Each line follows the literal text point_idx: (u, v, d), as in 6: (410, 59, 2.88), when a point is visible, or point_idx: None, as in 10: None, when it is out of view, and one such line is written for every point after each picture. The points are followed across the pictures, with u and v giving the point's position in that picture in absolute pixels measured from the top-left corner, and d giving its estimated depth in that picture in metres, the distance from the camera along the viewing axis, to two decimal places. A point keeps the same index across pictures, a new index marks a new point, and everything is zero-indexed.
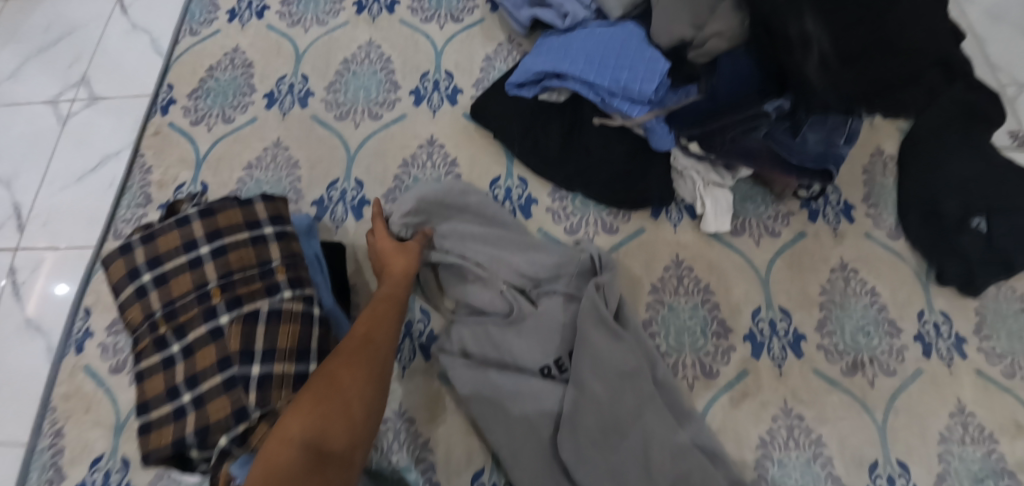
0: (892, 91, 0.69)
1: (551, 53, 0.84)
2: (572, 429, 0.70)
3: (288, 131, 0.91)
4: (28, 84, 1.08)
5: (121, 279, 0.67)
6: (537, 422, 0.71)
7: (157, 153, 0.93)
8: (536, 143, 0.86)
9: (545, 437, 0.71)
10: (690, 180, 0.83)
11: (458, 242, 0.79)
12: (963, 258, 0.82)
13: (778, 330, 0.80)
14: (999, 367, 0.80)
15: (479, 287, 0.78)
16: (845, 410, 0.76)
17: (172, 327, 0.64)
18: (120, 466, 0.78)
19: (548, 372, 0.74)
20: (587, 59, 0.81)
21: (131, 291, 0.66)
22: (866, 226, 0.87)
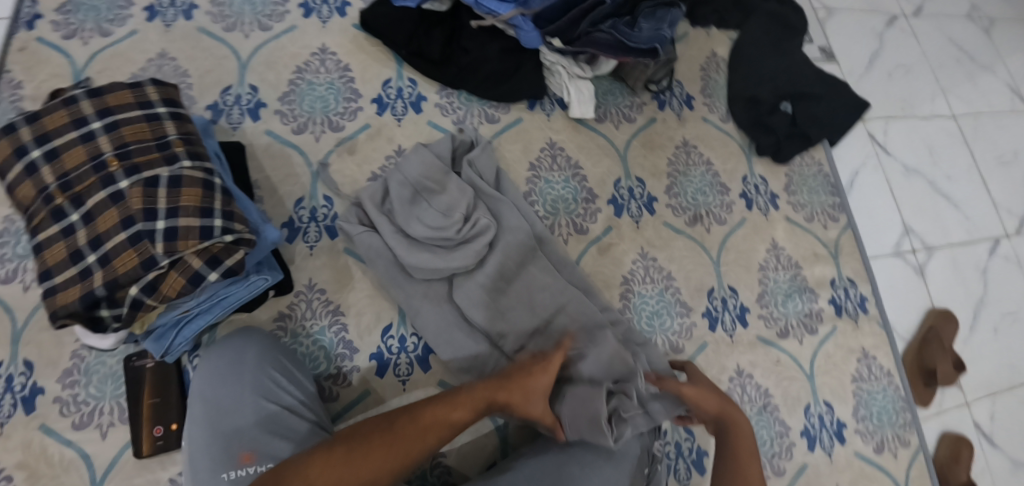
0: None
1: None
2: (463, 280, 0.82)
3: (174, 41, 0.93)
4: None
5: (4, 159, 0.68)
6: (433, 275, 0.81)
7: (26, 68, 0.89)
8: (422, 47, 0.95)
9: (442, 289, 0.82)
10: (558, 75, 0.96)
11: (407, 161, 0.86)
12: (774, 132, 1.04)
13: (635, 195, 0.95)
14: (802, 213, 1.01)
15: (399, 185, 0.85)
16: (689, 252, 0.94)
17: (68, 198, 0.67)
18: (24, 369, 0.78)
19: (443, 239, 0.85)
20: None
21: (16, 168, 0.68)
22: (702, 112, 1.04)
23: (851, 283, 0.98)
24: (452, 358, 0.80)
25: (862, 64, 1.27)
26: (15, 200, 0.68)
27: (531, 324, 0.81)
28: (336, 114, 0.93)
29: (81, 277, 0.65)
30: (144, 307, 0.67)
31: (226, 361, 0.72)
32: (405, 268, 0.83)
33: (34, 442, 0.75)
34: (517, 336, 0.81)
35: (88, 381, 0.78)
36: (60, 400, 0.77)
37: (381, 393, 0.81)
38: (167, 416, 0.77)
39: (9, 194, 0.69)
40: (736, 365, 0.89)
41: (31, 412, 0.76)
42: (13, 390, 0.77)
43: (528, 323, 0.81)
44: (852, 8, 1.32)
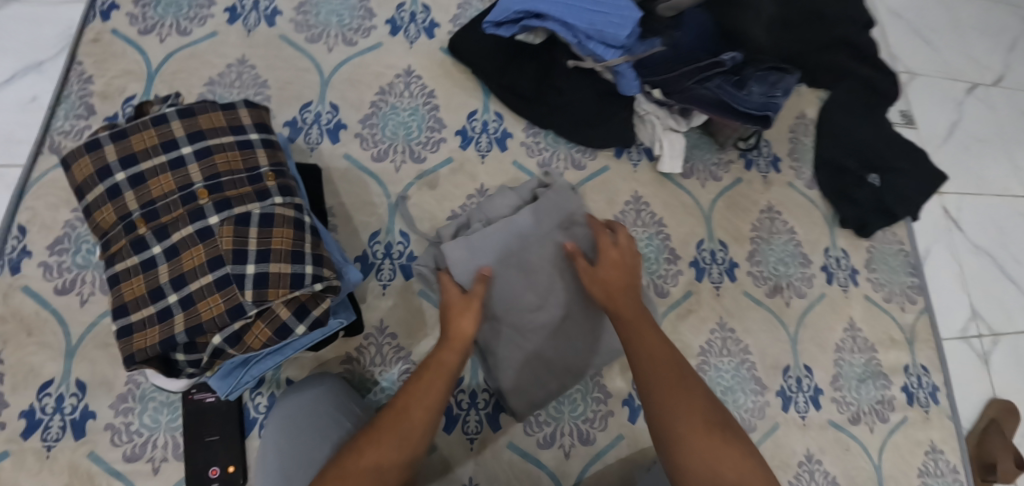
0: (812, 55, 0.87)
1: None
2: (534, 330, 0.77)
3: (254, 48, 0.88)
4: None
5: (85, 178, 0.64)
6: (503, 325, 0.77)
7: (100, 62, 0.84)
8: (513, 83, 0.89)
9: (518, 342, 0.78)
10: (650, 124, 0.92)
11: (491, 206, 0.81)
12: (859, 205, 0.98)
13: (717, 259, 0.92)
14: (880, 292, 0.98)
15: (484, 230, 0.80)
16: (767, 325, 0.91)
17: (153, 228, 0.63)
18: (76, 390, 0.72)
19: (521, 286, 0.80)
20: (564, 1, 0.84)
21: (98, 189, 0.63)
22: (788, 177, 1.00)
23: (924, 371, 0.96)
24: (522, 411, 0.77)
25: (940, 135, 1.22)
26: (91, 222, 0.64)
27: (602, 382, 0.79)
28: (418, 143, 0.87)
29: (161, 317, 0.61)
30: (224, 355, 0.63)
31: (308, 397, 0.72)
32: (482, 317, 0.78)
33: (81, 470, 0.70)
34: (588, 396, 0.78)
35: (143, 410, 0.73)
36: (111, 427, 0.72)
37: (448, 450, 0.78)
38: (224, 456, 0.72)
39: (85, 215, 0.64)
40: (805, 450, 0.87)
41: (80, 438, 0.71)
42: (63, 411, 0.71)
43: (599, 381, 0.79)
44: (933, 72, 1.27)
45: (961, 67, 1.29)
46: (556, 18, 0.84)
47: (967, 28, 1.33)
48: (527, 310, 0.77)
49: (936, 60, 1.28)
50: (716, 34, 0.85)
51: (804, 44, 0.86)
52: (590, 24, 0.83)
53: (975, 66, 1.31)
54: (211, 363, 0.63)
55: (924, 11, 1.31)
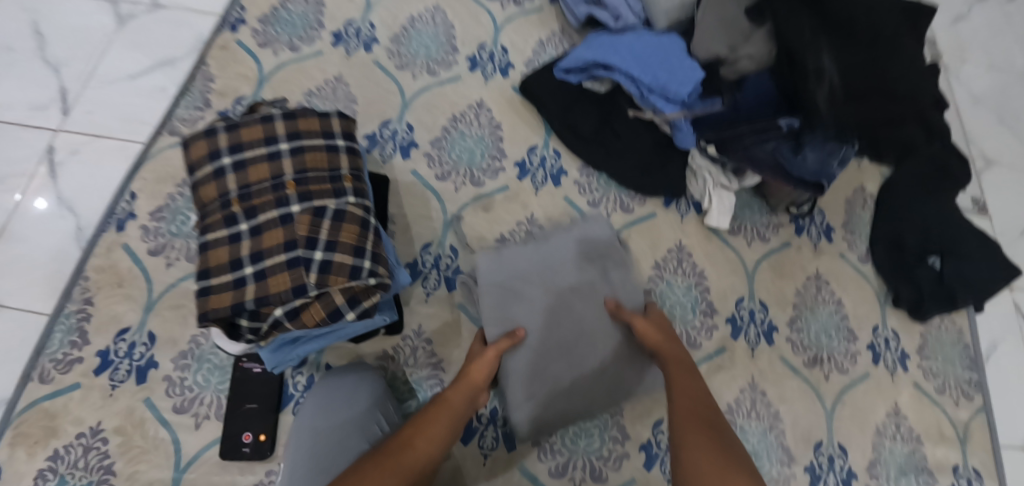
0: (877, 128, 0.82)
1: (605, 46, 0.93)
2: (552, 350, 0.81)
3: (349, 69, 0.99)
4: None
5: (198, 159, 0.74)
6: (528, 351, 0.80)
7: (222, 65, 0.98)
8: (576, 125, 0.95)
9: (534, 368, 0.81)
10: (702, 179, 0.94)
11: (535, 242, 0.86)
12: (919, 286, 0.96)
13: (755, 320, 0.91)
14: (933, 382, 0.94)
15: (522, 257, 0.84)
16: (802, 394, 0.88)
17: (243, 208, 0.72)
18: (146, 340, 0.79)
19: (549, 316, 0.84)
20: (634, 56, 0.91)
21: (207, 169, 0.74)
22: (841, 248, 0.99)
23: (976, 475, 0.91)
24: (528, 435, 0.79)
25: (1015, 228, 1.17)
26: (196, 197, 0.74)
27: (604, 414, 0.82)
28: (479, 169, 0.94)
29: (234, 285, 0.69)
30: (281, 327, 0.70)
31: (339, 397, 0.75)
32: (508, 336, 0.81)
33: (135, 414, 0.76)
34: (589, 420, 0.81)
35: (198, 368, 0.79)
36: (168, 380, 0.78)
37: (461, 460, 0.80)
38: (258, 425, 0.76)
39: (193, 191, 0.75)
40: None
41: (141, 383, 0.77)
42: (131, 358, 0.78)
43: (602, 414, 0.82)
44: (1015, 162, 1.22)
45: None
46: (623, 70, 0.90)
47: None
48: (544, 339, 0.81)
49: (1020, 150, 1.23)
50: (776, 99, 0.88)
51: (870, 116, 0.81)
52: (656, 78, 0.88)
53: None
54: (268, 333, 0.70)
55: (1010, 99, 1.27)
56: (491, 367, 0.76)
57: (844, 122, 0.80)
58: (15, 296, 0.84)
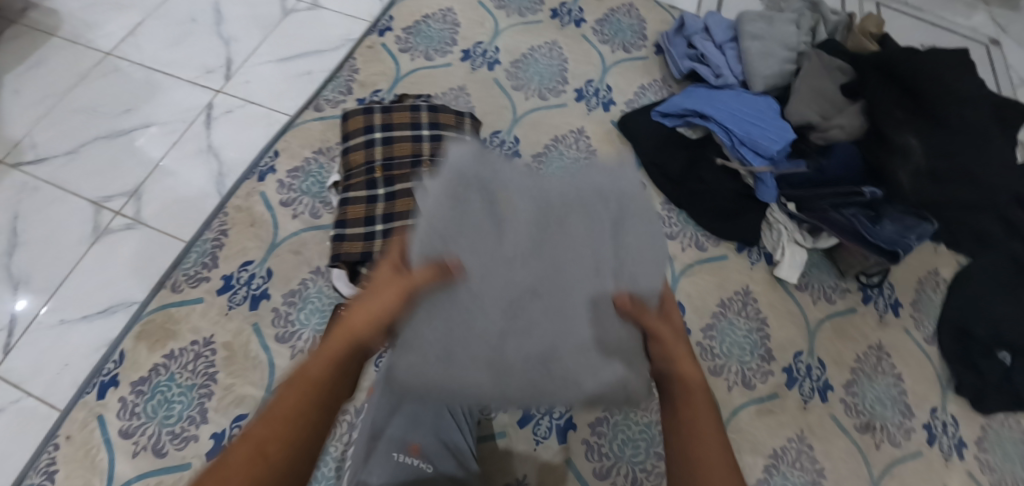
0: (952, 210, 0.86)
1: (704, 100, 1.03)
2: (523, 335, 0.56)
3: (472, 82, 1.12)
4: None
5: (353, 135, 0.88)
6: (437, 310, 0.56)
7: (366, 61, 1.13)
8: (666, 163, 1.04)
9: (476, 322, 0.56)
10: (776, 232, 0.99)
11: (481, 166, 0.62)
12: (983, 375, 0.96)
13: (812, 374, 0.93)
14: (987, 477, 0.93)
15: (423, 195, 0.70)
16: (849, 456, 0.89)
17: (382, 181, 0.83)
18: (264, 274, 0.90)
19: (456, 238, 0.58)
20: (730, 112, 1.00)
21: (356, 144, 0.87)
22: (907, 324, 1.00)
23: None
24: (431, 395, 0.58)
25: None
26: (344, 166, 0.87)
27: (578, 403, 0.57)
28: None
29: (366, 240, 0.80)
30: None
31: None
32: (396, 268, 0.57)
33: (242, 335, 0.86)
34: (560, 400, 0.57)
35: (302, 307, 0.89)
36: (275, 311, 0.88)
37: (513, 441, 0.85)
38: None
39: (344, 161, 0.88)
40: None
41: (253, 309, 0.88)
42: (250, 286, 0.89)
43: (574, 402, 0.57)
44: None
45: None
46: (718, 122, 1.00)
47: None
48: (511, 307, 0.56)
49: None
50: (862, 168, 0.93)
51: (946, 200, 0.86)
52: (747, 133, 0.97)
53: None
54: None
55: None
56: (388, 307, 0.55)
57: (921, 197, 0.87)
58: (169, 222, 1.03)
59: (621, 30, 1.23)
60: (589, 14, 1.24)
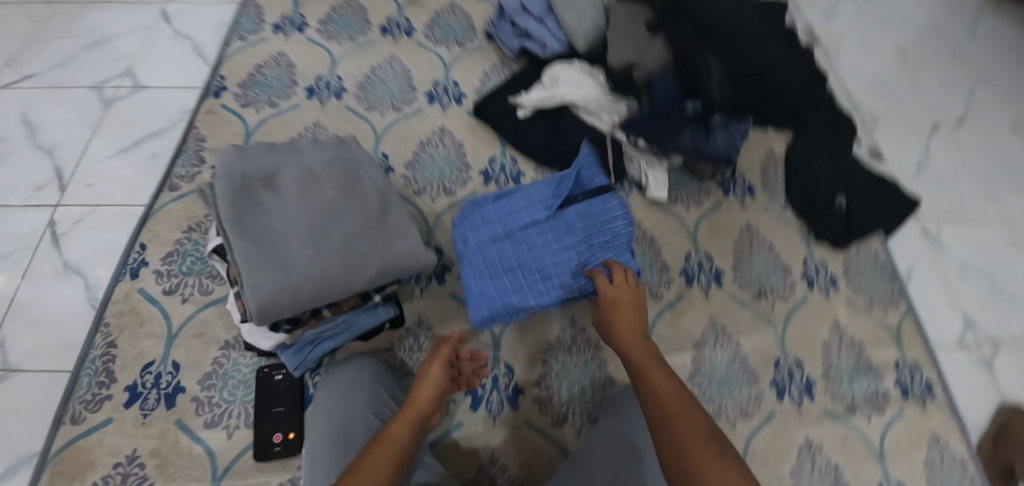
0: (758, 102, 1.04)
1: (489, 220, 0.95)
2: (359, 264, 0.78)
3: (325, 116, 1.14)
4: (73, 72, 1.23)
5: (256, 169, 0.80)
6: (269, 208, 0.78)
7: (210, 127, 1.11)
8: (525, 134, 1.12)
9: (302, 230, 0.77)
10: (637, 163, 1.13)
11: (287, 145, 0.87)
12: (830, 224, 1.13)
13: (704, 268, 1.07)
14: (863, 297, 1.09)
15: (261, 152, 0.83)
16: (755, 323, 1.03)
17: (306, 217, 0.78)
18: (171, 369, 0.90)
19: (269, 179, 0.80)
20: (535, 251, 0.93)
21: (260, 175, 0.80)
22: (764, 201, 1.16)
23: (916, 368, 1.04)
24: (281, 274, 0.73)
25: (910, 169, 1.33)
26: (240, 187, 0.77)
27: (340, 272, 0.76)
28: (450, 181, 1.09)
29: (283, 267, 0.74)
30: (319, 315, 0.81)
31: (274, 283, 0.73)
32: (241, 196, 0.76)
33: (169, 434, 0.86)
34: (370, 268, 0.78)
35: (224, 385, 0.89)
36: (196, 400, 0.88)
37: (473, 425, 0.90)
38: (286, 425, 0.87)
39: (233, 183, 0.76)
40: (804, 437, 0.96)
41: (171, 407, 0.88)
42: (160, 386, 0.89)
43: (338, 271, 0.76)
44: (895, 118, 1.40)
45: (922, 114, 1.42)
46: (519, 295, 0.91)
47: (925, 82, 1.48)
48: (321, 211, 0.79)
49: (897, 110, 1.41)
50: (680, 90, 1.07)
51: (751, 96, 1.02)
52: (571, 255, 0.92)
53: (935, 111, 1.43)
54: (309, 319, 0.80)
55: (881, 71, 1.48)
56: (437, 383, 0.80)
57: (735, 101, 1.03)
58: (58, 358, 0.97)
59: (451, 29, 1.28)
60: (416, 21, 1.28)
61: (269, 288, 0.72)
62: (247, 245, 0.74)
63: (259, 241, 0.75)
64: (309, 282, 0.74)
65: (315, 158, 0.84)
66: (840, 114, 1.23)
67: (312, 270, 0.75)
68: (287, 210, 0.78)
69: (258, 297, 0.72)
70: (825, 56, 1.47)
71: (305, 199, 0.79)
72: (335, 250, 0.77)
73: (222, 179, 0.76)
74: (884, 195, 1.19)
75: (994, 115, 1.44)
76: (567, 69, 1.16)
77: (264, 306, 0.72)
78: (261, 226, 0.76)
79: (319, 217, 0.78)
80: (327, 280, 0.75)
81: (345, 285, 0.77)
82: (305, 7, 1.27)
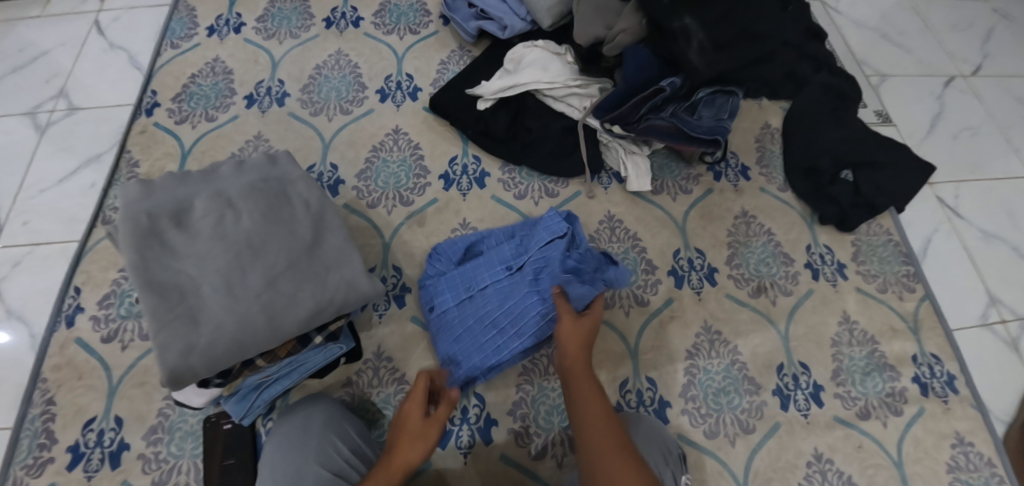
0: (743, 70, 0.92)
1: (450, 279, 0.87)
2: (285, 307, 0.69)
3: (268, 126, 1.04)
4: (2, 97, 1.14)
5: (164, 205, 0.70)
6: (180, 250, 0.68)
7: (145, 150, 1.02)
8: (487, 127, 1.01)
9: (218, 273, 0.68)
10: (615, 151, 1.01)
11: (205, 170, 0.77)
12: (837, 202, 1.01)
13: (695, 266, 0.96)
14: (874, 284, 0.98)
15: (172, 182, 0.73)
16: (754, 323, 0.93)
17: (222, 257, 0.69)
18: (114, 425, 0.82)
19: (179, 213, 0.70)
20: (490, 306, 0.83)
21: (168, 210, 0.70)
22: (760, 182, 1.04)
23: (936, 360, 0.94)
24: (195, 329, 0.65)
25: (923, 128, 1.19)
26: (145, 228, 0.68)
27: (264, 318, 0.68)
28: (407, 189, 0.98)
29: (196, 320, 0.66)
30: (253, 365, 0.72)
31: (185, 342, 0.65)
32: (145, 240, 0.67)
33: None
34: (300, 309, 0.70)
35: (171, 439, 0.82)
36: (142, 457, 0.81)
37: (441, 463, 0.82)
38: (238, 479, 0.79)
39: (134, 225, 0.67)
40: (813, 450, 0.86)
41: (116, 467, 0.80)
42: (103, 444, 0.81)
43: (260, 317, 0.68)
44: (906, 71, 1.25)
45: (935, 63, 1.27)
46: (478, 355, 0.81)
47: (936, 26, 1.32)
48: (240, 249, 0.70)
49: (908, 61, 1.27)
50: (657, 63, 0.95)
51: (736, 61, 0.90)
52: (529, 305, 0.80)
53: (949, 59, 1.28)
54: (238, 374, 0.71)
55: (887, 18, 1.32)
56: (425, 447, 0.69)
57: (719, 72, 0.90)
58: None
59: (402, 14, 1.16)
60: (363, 9, 1.16)
61: (180, 346, 0.64)
62: (153, 299, 0.65)
63: (167, 291, 0.66)
64: (226, 335, 0.66)
65: (234, 184, 0.75)
66: (846, 74, 1.09)
67: (230, 320, 0.66)
68: (201, 252, 0.69)
69: (167, 359, 0.64)
70: (825, 7, 1.32)
71: (221, 235, 0.69)
72: (257, 294, 0.68)
73: (123, 222, 0.67)
74: (897, 161, 1.06)
75: (1014, 58, 1.29)
76: (531, 49, 1.03)
77: (174, 370, 0.64)
78: (171, 273, 0.67)
79: (237, 256, 0.69)
80: (246, 330, 0.67)
81: (270, 331, 0.68)
82: (242, 5, 1.16)
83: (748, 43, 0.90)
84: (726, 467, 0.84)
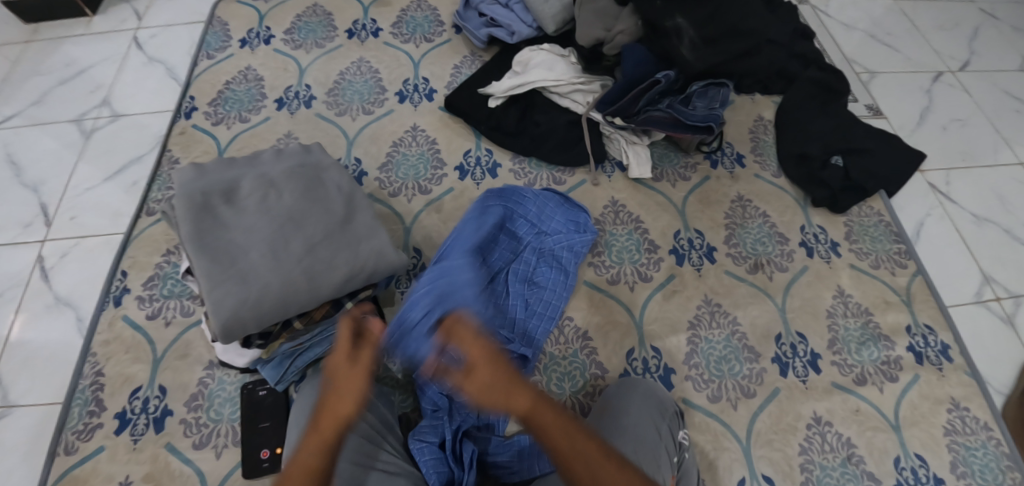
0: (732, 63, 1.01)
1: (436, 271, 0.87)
2: (323, 270, 0.76)
3: (297, 125, 1.13)
4: (53, 107, 1.25)
5: (215, 185, 0.79)
6: (229, 221, 0.77)
7: (185, 148, 1.11)
8: (499, 122, 1.09)
9: (263, 241, 0.76)
10: (617, 142, 1.08)
11: (248, 157, 0.86)
12: (828, 185, 1.07)
13: (695, 246, 1.02)
14: (866, 261, 1.04)
15: (221, 166, 0.82)
16: (752, 297, 0.98)
17: (266, 228, 0.77)
18: (158, 393, 0.90)
19: (227, 192, 0.79)
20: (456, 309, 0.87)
21: (218, 190, 0.79)
22: (755, 169, 1.11)
23: (929, 331, 0.98)
24: (243, 287, 0.73)
25: (912, 120, 1.25)
26: (199, 203, 0.76)
27: (304, 279, 0.75)
28: (425, 180, 1.06)
29: (245, 279, 0.73)
30: (290, 327, 0.79)
31: (234, 298, 0.72)
32: (198, 213, 0.76)
33: (160, 458, 0.85)
34: (336, 274, 0.77)
35: (210, 405, 0.89)
36: (185, 421, 0.88)
37: None
38: (273, 440, 0.86)
39: (188, 201, 0.76)
40: (812, 413, 0.91)
41: (160, 430, 0.87)
42: (149, 410, 0.88)
43: (301, 278, 0.75)
44: (893, 69, 1.33)
45: (923, 60, 1.35)
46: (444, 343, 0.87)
47: (923, 27, 1.40)
48: (283, 221, 0.78)
49: (895, 60, 1.34)
50: (653, 59, 1.04)
51: (725, 55, 0.99)
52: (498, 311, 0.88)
53: (937, 57, 1.35)
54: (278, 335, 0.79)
55: (875, 21, 1.40)
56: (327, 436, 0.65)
57: (710, 65, 0.99)
58: (39, 391, 0.95)
59: (418, 24, 1.26)
60: (382, 21, 1.26)
61: (231, 302, 0.71)
62: (206, 262, 0.73)
63: (219, 256, 0.74)
64: (271, 294, 0.73)
65: (275, 168, 0.83)
66: (832, 69, 1.17)
67: (273, 279, 0.74)
68: (248, 224, 0.77)
69: (220, 313, 0.71)
70: (814, 12, 1.40)
71: (266, 209, 0.78)
72: (298, 258, 0.76)
73: (179, 198, 0.76)
74: (885, 148, 1.13)
75: (999, 55, 1.36)
76: (537, 52, 1.12)
77: (226, 322, 0.71)
78: (223, 242, 0.75)
79: (280, 226, 0.77)
80: (290, 289, 0.74)
81: (309, 292, 0.75)
82: (271, 20, 1.26)
83: (735, 39, 0.99)
84: (728, 428, 0.89)
